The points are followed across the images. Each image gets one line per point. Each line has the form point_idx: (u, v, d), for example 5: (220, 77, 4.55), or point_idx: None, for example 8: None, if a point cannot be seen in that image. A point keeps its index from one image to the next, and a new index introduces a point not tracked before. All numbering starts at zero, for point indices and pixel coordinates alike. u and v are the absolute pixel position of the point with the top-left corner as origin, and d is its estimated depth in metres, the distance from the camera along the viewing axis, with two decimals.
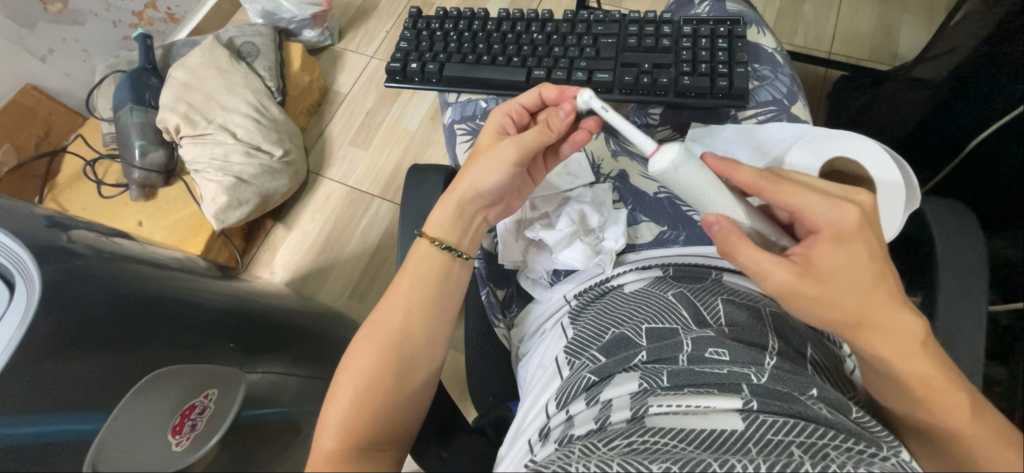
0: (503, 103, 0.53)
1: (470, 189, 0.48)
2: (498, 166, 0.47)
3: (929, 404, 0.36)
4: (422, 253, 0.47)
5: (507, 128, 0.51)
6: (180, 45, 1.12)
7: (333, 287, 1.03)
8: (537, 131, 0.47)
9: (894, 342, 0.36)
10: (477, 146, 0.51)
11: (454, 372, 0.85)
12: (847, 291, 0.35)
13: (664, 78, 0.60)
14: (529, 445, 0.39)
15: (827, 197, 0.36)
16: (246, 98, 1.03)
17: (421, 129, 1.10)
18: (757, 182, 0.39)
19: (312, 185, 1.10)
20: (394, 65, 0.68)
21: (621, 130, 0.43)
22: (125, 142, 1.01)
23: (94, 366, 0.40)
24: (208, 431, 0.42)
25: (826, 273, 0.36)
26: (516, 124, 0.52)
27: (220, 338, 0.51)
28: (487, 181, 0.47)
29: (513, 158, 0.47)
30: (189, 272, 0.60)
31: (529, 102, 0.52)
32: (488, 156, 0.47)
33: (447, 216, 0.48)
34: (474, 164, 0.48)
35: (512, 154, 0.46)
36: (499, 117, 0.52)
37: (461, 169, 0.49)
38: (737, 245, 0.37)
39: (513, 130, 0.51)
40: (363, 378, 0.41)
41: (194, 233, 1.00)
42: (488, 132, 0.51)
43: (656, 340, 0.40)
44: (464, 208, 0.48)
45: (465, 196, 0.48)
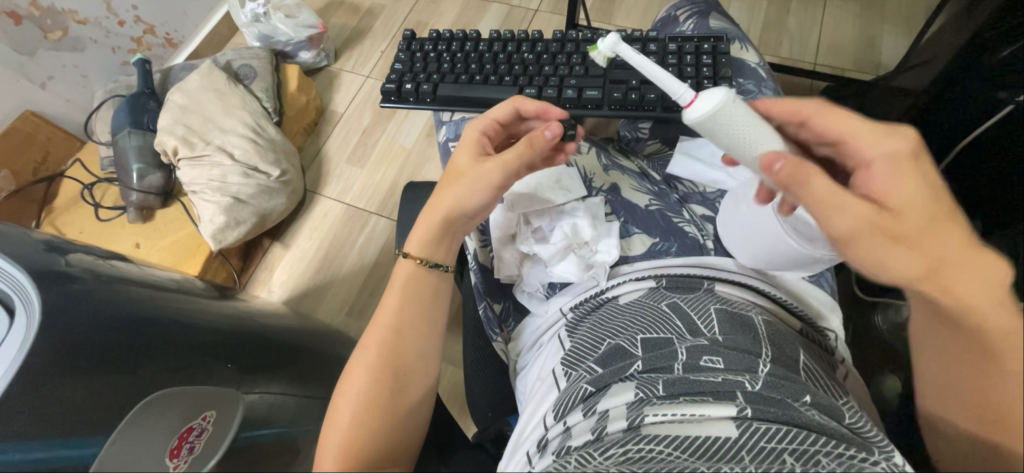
0: (475, 118, 0.54)
1: (454, 210, 0.49)
2: (484, 187, 0.48)
3: (991, 362, 0.35)
4: (407, 273, 0.48)
5: (484, 145, 0.52)
6: (178, 69, 1.14)
7: (330, 305, 1.03)
8: (519, 153, 0.48)
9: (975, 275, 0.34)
10: (454, 164, 0.51)
11: (453, 389, 0.85)
12: (932, 222, 0.35)
13: (652, 93, 0.62)
14: (527, 457, 0.39)
15: (880, 129, 0.39)
16: (243, 119, 1.04)
17: (417, 146, 1.12)
18: (803, 109, 0.44)
19: (309, 203, 1.11)
20: (388, 86, 0.69)
21: (656, 78, 0.44)
22: (123, 165, 1.02)
23: (92, 389, 0.40)
24: (208, 453, 0.40)
25: (896, 202, 0.36)
26: (491, 139, 0.53)
27: (218, 358, 0.51)
28: (471, 202, 0.48)
29: (495, 181, 0.48)
30: (187, 293, 0.60)
31: (502, 116, 0.53)
32: (470, 178, 0.48)
33: (425, 238, 0.49)
34: (455, 184, 0.49)
35: (497, 176, 0.48)
36: (475, 134, 0.52)
37: (441, 189, 0.50)
38: (809, 176, 0.36)
39: (489, 146, 0.52)
40: (360, 398, 0.42)
41: (191, 254, 1.00)
42: (463, 150, 0.51)
43: (650, 349, 0.41)
44: (447, 227, 0.49)
45: (450, 218, 0.49)
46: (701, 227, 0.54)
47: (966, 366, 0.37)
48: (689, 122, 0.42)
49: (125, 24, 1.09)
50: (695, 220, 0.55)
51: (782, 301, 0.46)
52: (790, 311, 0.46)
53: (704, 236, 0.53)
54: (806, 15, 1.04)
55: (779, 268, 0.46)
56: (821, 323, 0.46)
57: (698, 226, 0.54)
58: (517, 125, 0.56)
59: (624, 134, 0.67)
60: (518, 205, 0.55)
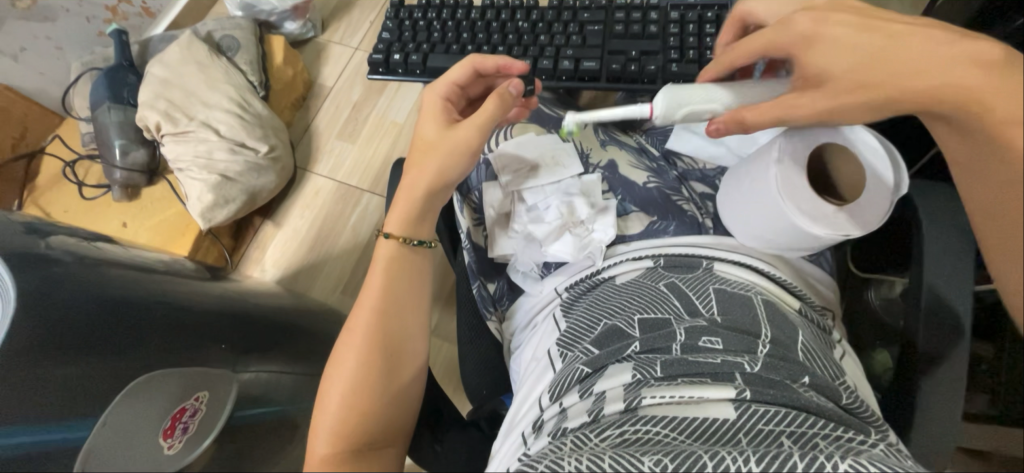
0: (432, 83, 0.51)
1: (439, 181, 0.48)
2: (462, 152, 0.47)
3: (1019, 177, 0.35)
4: (389, 253, 0.47)
5: (449, 110, 0.50)
6: (157, 40, 1.08)
7: (325, 283, 1.02)
8: (496, 117, 0.48)
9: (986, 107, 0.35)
10: (423, 137, 0.49)
11: (449, 366, 0.85)
12: (877, 66, 0.38)
13: (652, 65, 0.60)
14: (523, 438, 0.39)
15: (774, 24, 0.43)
16: (227, 93, 1.00)
17: (409, 121, 1.08)
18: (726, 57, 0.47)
19: (299, 180, 1.08)
20: (375, 57, 0.66)
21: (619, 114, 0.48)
22: (104, 141, 0.98)
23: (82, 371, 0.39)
24: (204, 429, 0.49)
25: (826, 78, 0.40)
26: (453, 103, 0.52)
27: (212, 339, 0.50)
28: (453, 173, 0.48)
29: (474, 147, 0.48)
30: (176, 275, 0.59)
31: (461, 78, 0.51)
32: (448, 147, 0.47)
33: (406, 215, 0.48)
34: (433, 157, 0.48)
35: (473, 138, 0.47)
36: (437, 101, 0.50)
37: (415, 165, 0.48)
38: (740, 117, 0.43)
39: (454, 111, 0.51)
40: (352, 381, 0.41)
41: (180, 233, 0.98)
42: (429, 121, 0.50)
43: (648, 330, 0.40)
44: (430, 199, 0.49)
45: (433, 191, 0.48)
46: (700, 206, 0.52)
47: (1008, 227, 0.35)
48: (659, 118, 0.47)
49: None
50: (694, 199, 0.53)
51: (782, 282, 0.45)
52: (789, 291, 0.45)
53: (703, 215, 0.51)
54: None
55: (782, 247, 0.45)
56: (816, 301, 0.47)
57: (697, 204, 0.52)
58: (475, 86, 0.54)
59: (623, 107, 0.65)
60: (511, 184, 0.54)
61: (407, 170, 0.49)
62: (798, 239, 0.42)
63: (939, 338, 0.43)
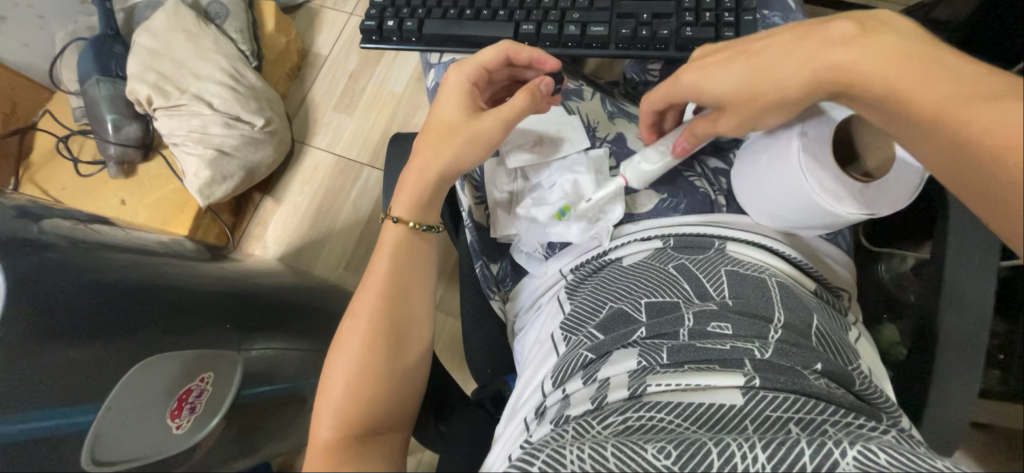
0: (460, 62, 0.49)
1: (451, 169, 0.47)
2: (482, 145, 0.47)
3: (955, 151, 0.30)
4: (395, 237, 0.47)
5: (474, 96, 0.49)
6: (142, 7, 1.03)
7: (327, 259, 1.01)
8: (521, 112, 0.46)
9: (900, 54, 0.32)
10: (443, 118, 0.48)
11: (454, 340, 0.85)
12: (799, 70, 0.36)
13: (664, 29, 0.56)
14: (525, 424, 0.38)
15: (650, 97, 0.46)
16: (218, 64, 0.96)
17: (408, 91, 1.04)
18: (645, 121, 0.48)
19: (298, 154, 1.06)
20: (369, 23, 0.62)
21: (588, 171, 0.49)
22: (95, 116, 0.95)
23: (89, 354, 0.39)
24: (211, 408, 0.48)
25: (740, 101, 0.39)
26: (477, 86, 0.49)
27: (215, 320, 0.49)
28: (468, 163, 0.47)
29: (494, 141, 0.47)
30: (175, 255, 0.58)
31: (491, 61, 0.49)
32: (468, 136, 0.46)
33: (416, 199, 0.47)
34: (452, 142, 0.46)
35: (494, 134, 0.47)
36: (463, 84, 0.48)
37: (430, 147, 0.47)
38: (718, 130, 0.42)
39: (478, 97, 0.49)
40: (354, 368, 0.41)
41: (179, 211, 0.97)
42: (452, 103, 0.48)
43: (655, 315, 0.39)
44: (442, 185, 0.48)
45: (445, 177, 0.47)
46: (712, 182, 0.50)
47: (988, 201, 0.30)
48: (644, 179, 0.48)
49: None
50: (706, 174, 0.50)
51: (797, 262, 0.43)
52: (804, 272, 0.44)
53: (715, 192, 0.49)
54: None
55: (798, 226, 0.43)
56: (832, 282, 0.45)
57: (709, 180, 0.50)
58: (502, 74, 0.52)
59: (633, 76, 0.61)
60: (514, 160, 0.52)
61: (424, 151, 0.48)
62: (815, 218, 0.40)
63: (958, 318, 0.41)
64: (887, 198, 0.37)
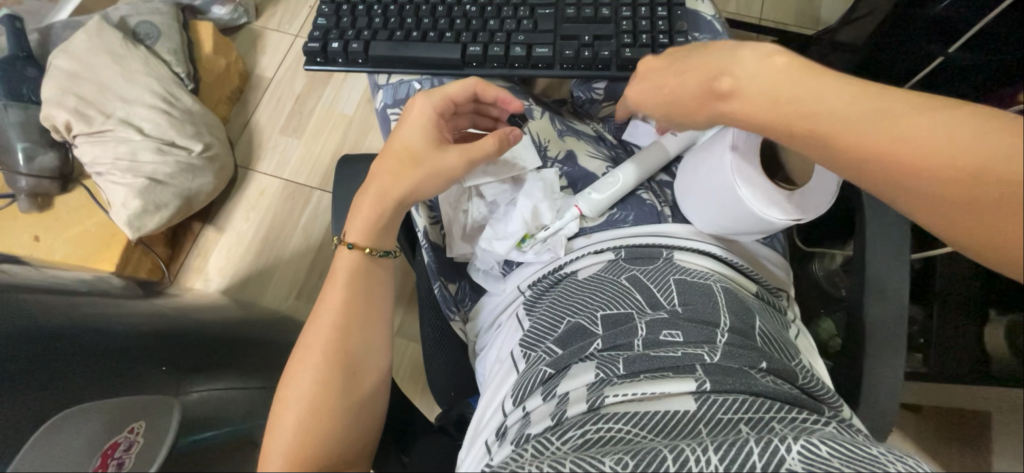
0: (430, 89, 0.49)
1: (409, 197, 0.47)
2: (442, 179, 0.47)
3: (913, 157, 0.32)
4: (352, 262, 0.45)
5: (440, 126, 0.49)
6: (60, 27, 0.96)
7: (277, 290, 0.96)
8: (483, 152, 0.48)
9: (780, 89, 0.35)
10: (407, 144, 0.48)
11: (416, 366, 0.82)
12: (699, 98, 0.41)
13: (605, 50, 0.58)
14: (487, 447, 0.37)
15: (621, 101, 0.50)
16: (149, 87, 0.91)
17: (359, 112, 1.02)
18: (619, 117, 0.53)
19: (241, 180, 1.00)
20: (312, 46, 0.61)
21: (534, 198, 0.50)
22: (3, 145, 0.86)
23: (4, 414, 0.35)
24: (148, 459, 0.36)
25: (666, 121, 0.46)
26: (444, 116, 0.50)
27: (148, 361, 0.43)
28: (426, 193, 0.48)
29: (455, 177, 0.48)
30: (101, 294, 0.52)
31: (460, 94, 0.49)
32: (430, 169, 0.47)
33: (375, 224, 0.46)
34: (412, 171, 0.47)
35: (456, 170, 0.47)
36: (429, 114, 0.48)
37: (391, 173, 0.47)
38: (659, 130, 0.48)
39: (443, 127, 0.50)
40: (304, 403, 0.38)
41: (105, 245, 0.89)
42: (417, 131, 0.48)
43: (610, 327, 0.40)
44: (400, 210, 0.48)
45: (403, 202, 0.47)
46: (658, 193, 0.52)
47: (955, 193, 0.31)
48: (593, 208, 0.49)
49: None
50: (652, 187, 0.53)
51: (738, 267, 0.46)
52: (745, 276, 0.46)
53: (661, 203, 0.51)
54: None
55: (737, 232, 0.46)
56: (771, 283, 0.48)
57: (655, 192, 0.52)
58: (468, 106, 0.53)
59: (579, 95, 0.63)
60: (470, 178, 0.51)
61: (383, 172, 0.47)
62: (749, 225, 0.44)
63: (880, 308, 0.45)
64: (811, 204, 0.40)
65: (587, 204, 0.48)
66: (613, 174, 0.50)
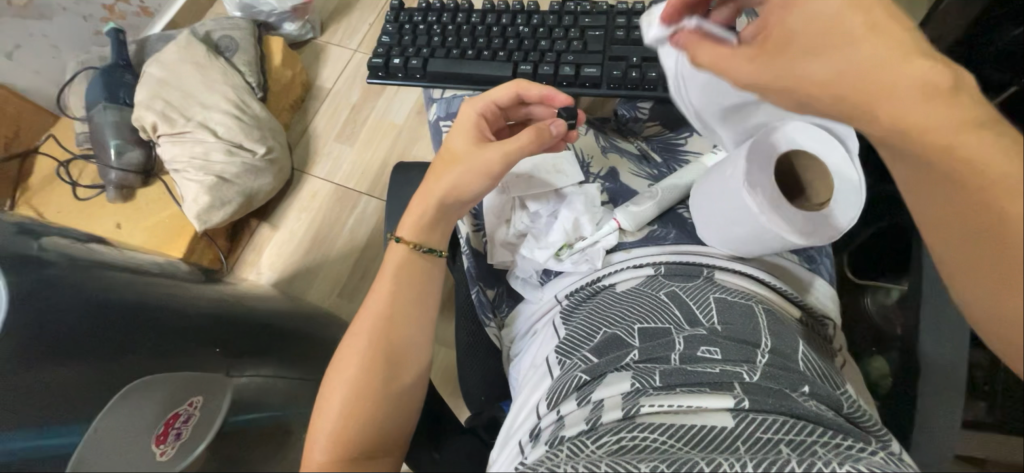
0: (475, 98, 0.54)
1: (449, 198, 0.49)
2: (482, 174, 0.48)
3: None
4: (399, 257, 0.48)
5: (482, 128, 0.52)
6: (154, 39, 1.08)
7: (321, 287, 1.01)
8: (520, 145, 0.48)
9: None
10: (452, 146, 0.51)
11: (446, 370, 0.84)
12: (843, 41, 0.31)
13: (653, 71, 0.60)
14: (520, 446, 0.39)
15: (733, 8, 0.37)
16: (225, 94, 1.00)
17: (408, 123, 1.08)
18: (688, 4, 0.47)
19: (297, 182, 1.07)
20: (375, 61, 0.66)
21: (573, 209, 0.51)
22: (99, 141, 0.97)
23: (87, 378, 0.39)
24: (194, 438, 0.42)
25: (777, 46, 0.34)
26: (488, 119, 0.53)
27: (203, 342, 0.48)
28: (469, 191, 0.49)
29: (494, 173, 0.49)
30: (172, 277, 0.58)
31: (501, 98, 0.52)
32: (468, 165, 0.49)
33: (419, 222, 0.49)
34: (452, 169, 0.49)
35: (496, 166, 0.48)
36: (472, 117, 0.52)
37: (435, 174, 0.50)
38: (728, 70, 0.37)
39: (485, 130, 0.52)
40: (350, 387, 0.41)
41: (175, 235, 0.97)
42: (461, 133, 0.51)
43: (647, 340, 0.40)
44: (444, 214, 0.50)
45: (444, 206, 0.49)
46: None
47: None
48: (634, 221, 0.49)
49: None
50: None
51: (783, 291, 0.45)
52: (789, 301, 0.45)
53: None
54: None
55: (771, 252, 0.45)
56: (817, 310, 0.47)
57: None
58: (517, 109, 0.56)
59: (624, 113, 0.63)
60: (515, 185, 0.54)
61: (428, 176, 0.51)
62: (770, 242, 0.42)
63: (938, 346, 0.43)
64: (826, 232, 0.40)
65: (629, 216, 0.49)
66: (652, 189, 0.51)
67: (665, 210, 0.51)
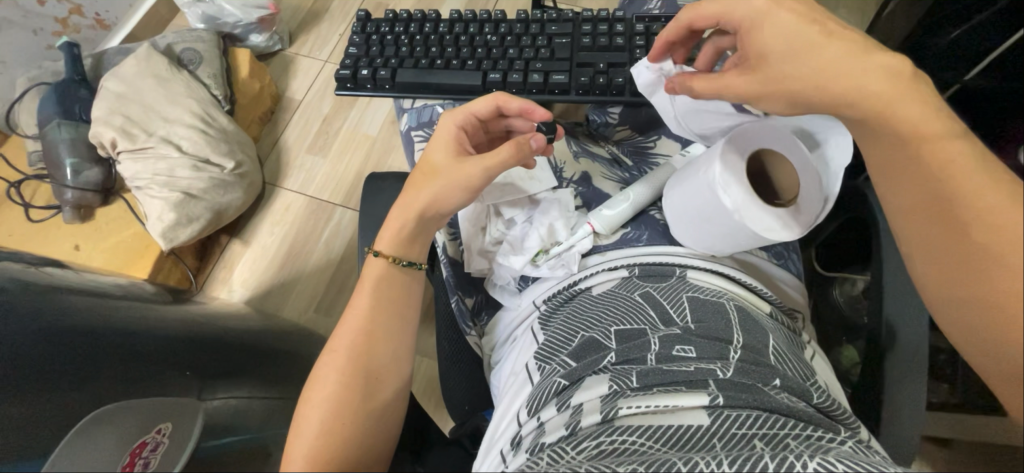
0: (455, 109, 0.54)
1: (430, 208, 0.49)
2: (462, 189, 0.49)
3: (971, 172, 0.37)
4: (378, 271, 0.48)
5: (462, 140, 0.52)
6: (112, 53, 1.04)
7: (297, 303, 0.98)
8: (503, 158, 0.48)
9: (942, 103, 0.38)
10: (432, 159, 0.51)
11: (429, 381, 0.83)
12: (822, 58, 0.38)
13: (619, 77, 0.61)
14: (502, 455, 0.38)
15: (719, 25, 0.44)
16: (190, 107, 0.97)
17: (382, 134, 1.07)
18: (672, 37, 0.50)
19: (269, 196, 1.05)
20: (343, 72, 0.66)
21: (549, 213, 0.52)
22: (53, 159, 0.93)
23: (39, 410, 0.37)
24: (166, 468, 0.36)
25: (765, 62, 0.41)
26: (469, 131, 0.53)
27: (178, 366, 0.45)
28: (448, 205, 0.49)
29: (474, 187, 0.49)
30: (135, 299, 0.55)
31: (481, 110, 0.52)
32: (448, 179, 0.49)
33: (400, 234, 0.49)
34: (431, 183, 0.49)
35: (477, 181, 0.49)
36: (452, 130, 0.52)
37: (415, 185, 0.50)
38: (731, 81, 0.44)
39: (466, 142, 0.52)
40: (327, 404, 0.40)
41: (139, 255, 0.93)
42: (441, 146, 0.51)
43: (623, 341, 0.41)
44: (423, 224, 0.50)
45: (425, 216, 0.49)
46: None
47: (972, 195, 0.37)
48: (609, 224, 0.50)
49: (47, 3, 1.00)
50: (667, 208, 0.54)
51: (753, 287, 0.46)
52: (761, 296, 0.47)
53: None
54: None
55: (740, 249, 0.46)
56: (786, 304, 0.49)
57: None
58: (496, 121, 0.56)
59: (595, 119, 0.65)
60: (492, 195, 0.54)
61: (407, 189, 0.50)
62: (743, 240, 0.44)
63: (898, 333, 0.45)
64: (797, 225, 0.42)
65: (603, 218, 0.50)
66: (624, 193, 0.52)
67: (639, 211, 0.52)
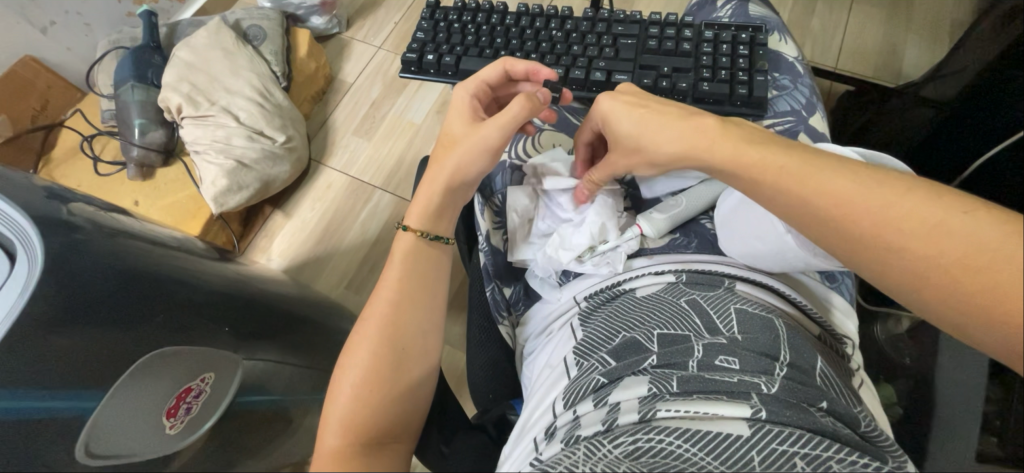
0: (464, 81, 0.55)
1: (455, 179, 0.49)
2: (483, 152, 0.49)
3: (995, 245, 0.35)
4: (407, 245, 0.48)
5: (476, 108, 0.53)
6: (185, 24, 1.10)
7: (330, 277, 1.01)
8: (515, 114, 0.49)
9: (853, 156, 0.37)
10: (450, 131, 0.52)
11: (451, 369, 0.84)
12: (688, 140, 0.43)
13: (683, 82, 0.60)
14: (535, 444, 0.39)
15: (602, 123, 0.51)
16: (250, 81, 1.02)
17: (426, 122, 1.09)
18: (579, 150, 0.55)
19: (313, 172, 1.08)
20: (409, 55, 0.67)
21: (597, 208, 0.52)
22: (125, 119, 0.99)
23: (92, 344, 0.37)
24: (203, 413, 0.44)
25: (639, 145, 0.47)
26: (481, 99, 0.55)
27: (216, 322, 0.48)
28: (470, 170, 0.50)
29: (492, 148, 0.49)
30: (188, 253, 0.57)
31: (490, 76, 0.55)
32: (467, 144, 0.49)
33: (427, 209, 0.49)
34: (454, 151, 0.50)
35: (494, 141, 0.49)
36: (465, 98, 0.53)
37: (439, 160, 0.51)
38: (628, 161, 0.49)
39: (480, 110, 0.54)
40: (362, 372, 0.42)
41: (191, 215, 0.99)
42: (459, 118, 0.52)
43: (666, 346, 0.40)
44: (449, 198, 0.50)
45: (451, 188, 0.50)
46: None
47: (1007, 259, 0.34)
48: (656, 231, 0.50)
49: None
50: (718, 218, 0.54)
51: (802, 306, 0.45)
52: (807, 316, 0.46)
53: None
54: (832, 15, 0.95)
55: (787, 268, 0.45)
56: (836, 329, 0.47)
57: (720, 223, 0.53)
58: (505, 89, 0.58)
59: None
60: (530, 179, 0.56)
61: (431, 165, 0.51)
62: (793, 260, 0.43)
63: None
64: None
65: (653, 223, 0.50)
66: (676, 198, 0.53)
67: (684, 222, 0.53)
